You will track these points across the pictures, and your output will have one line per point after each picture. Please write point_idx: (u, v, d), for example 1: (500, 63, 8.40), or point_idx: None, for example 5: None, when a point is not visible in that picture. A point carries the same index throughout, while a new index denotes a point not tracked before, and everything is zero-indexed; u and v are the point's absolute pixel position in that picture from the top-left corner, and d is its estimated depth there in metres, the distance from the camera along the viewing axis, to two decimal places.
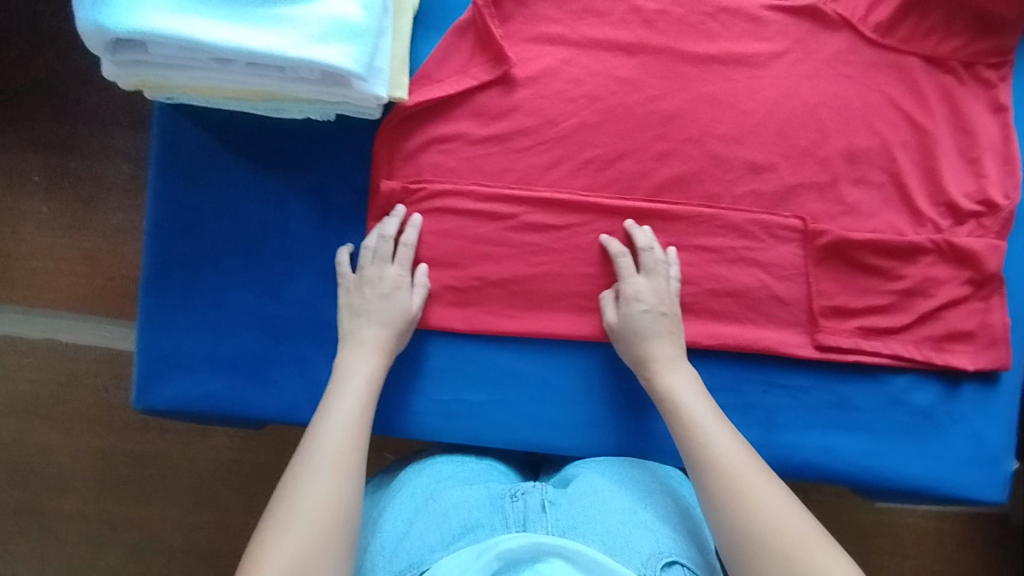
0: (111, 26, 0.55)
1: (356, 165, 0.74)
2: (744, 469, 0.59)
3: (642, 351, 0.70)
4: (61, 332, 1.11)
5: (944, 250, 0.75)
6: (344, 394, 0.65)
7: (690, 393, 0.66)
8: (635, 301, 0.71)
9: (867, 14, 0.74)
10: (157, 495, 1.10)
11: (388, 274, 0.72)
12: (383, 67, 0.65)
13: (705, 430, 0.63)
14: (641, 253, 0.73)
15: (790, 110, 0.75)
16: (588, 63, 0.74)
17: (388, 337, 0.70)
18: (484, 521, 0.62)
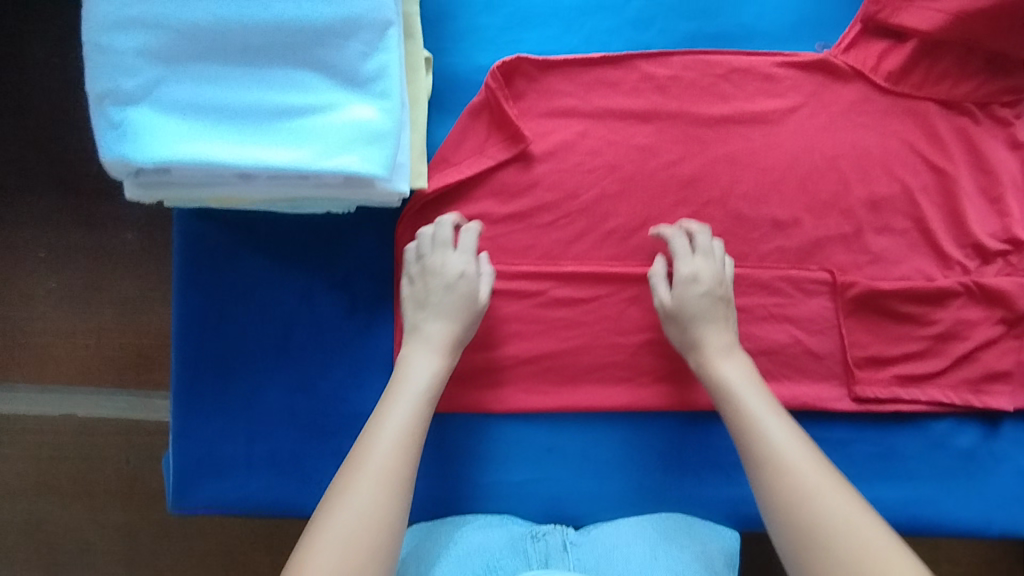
0: (138, 157, 0.55)
1: (380, 253, 0.74)
2: (810, 467, 0.58)
3: (698, 335, 0.68)
4: (79, 407, 1.09)
5: (975, 293, 0.75)
6: (400, 400, 0.63)
7: (748, 387, 0.65)
8: (693, 283, 0.69)
9: (878, 63, 0.74)
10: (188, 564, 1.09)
11: (451, 259, 0.69)
12: (406, 162, 0.65)
13: (768, 424, 0.62)
14: (694, 237, 0.71)
15: (810, 164, 0.74)
16: (603, 133, 0.74)
17: (453, 327, 0.68)
18: (508, 564, 0.67)
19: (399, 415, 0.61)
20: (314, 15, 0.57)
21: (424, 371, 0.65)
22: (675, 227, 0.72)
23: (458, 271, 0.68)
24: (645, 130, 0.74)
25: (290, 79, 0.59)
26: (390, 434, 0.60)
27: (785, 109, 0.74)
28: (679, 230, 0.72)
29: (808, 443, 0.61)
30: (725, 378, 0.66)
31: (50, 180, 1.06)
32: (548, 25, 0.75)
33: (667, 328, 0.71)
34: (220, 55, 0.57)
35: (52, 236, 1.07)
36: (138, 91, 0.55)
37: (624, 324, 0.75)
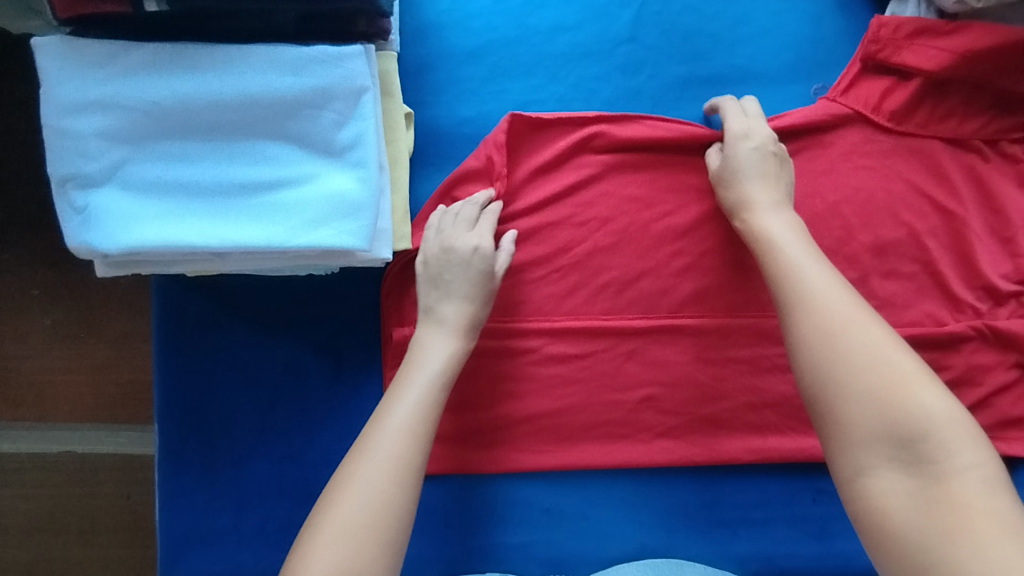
0: (102, 245, 0.53)
1: (366, 314, 0.72)
2: (839, 303, 0.56)
3: (741, 188, 0.67)
4: (75, 443, 0.97)
5: (989, 337, 0.71)
6: (413, 383, 0.60)
7: (788, 236, 0.62)
8: (742, 139, 0.68)
9: (880, 101, 0.72)
10: None
11: (464, 237, 0.66)
12: (387, 228, 0.62)
13: (805, 268, 0.59)
14: (749, 104, 0.71)
15: (810, 209, 0.72)
16: (595, 184, 0.72)
17: (472, 301, 0.65)
18: None
19: (416, 391, 0.59)
20: (282, 86, 0.55)
21: (442, 355, 0.62)
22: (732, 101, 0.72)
23: (474, 245, 0.65)
24: (639, 179, 0.72)
25: (260, 152, 0.56)
26: (397, 418, 0.58)
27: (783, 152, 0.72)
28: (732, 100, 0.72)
29: (837, 275, 0.59)
30: (767, 230, 0.64)
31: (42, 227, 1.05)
32: (534, 75, 0.73)
33: (719, 192, 0.69)
34: (185, 132, 0.55)
35: None
36: (101, 174, 0.53)
37: (622, 379, 0.72)
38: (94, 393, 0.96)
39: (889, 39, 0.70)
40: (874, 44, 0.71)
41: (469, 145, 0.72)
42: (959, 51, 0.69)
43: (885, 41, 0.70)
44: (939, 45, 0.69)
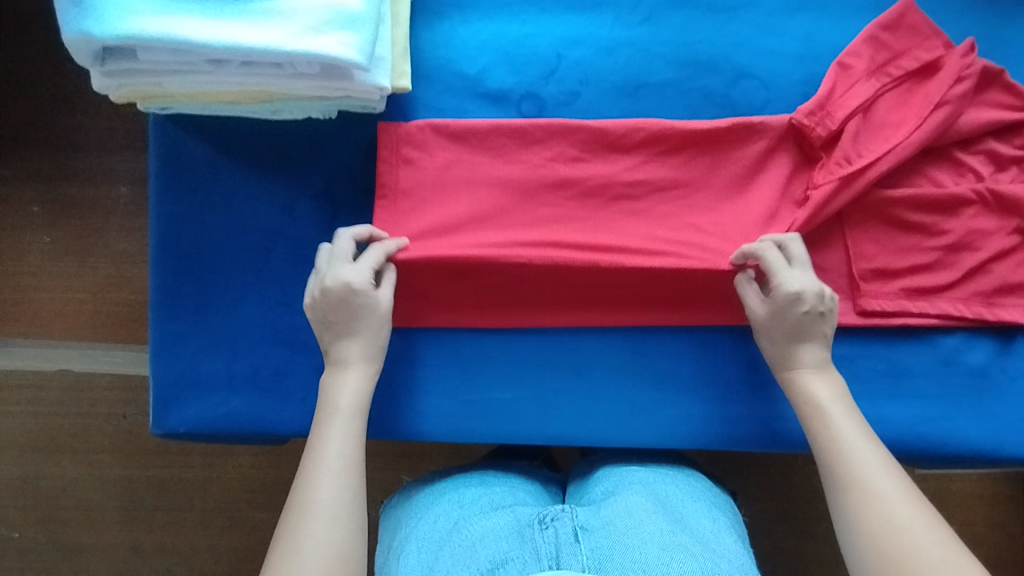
0: (98, 33, 0.53)
1: (364, 162, 0.71)
2: (899, 493, 0.52)
3: (790, 346, 0.63)
4: (72, 361, 1.08)
5: (989, 202, 0.71)
6: (338, 425, 0.58)
7: (838, 405, 0.59)
8: (796, 300, 0.62)
9: (872, 145, 0.67)
10: (183, 518, 1.08)
11: (345, 273, 0.62)
12: (385, 55, 0.61)
13: (858, 445, 0.56)
14: (793, 251, 0.64)
15: (810, 69, 0.71)
16: (597, 39, 0.71)
17: (373, 345, 0.63)
18: (514, 553, 0.57)
19: (340, 429, 0.57)
20: None
21: (352, 391, 0.60)
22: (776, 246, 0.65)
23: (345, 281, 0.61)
24: (640, 35, 0.71)
25: None
26: (330, 460, 0.55)
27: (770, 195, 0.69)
28: (768, 241, 0.65)
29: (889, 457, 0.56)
30: (813, 398, 0.61)
31: (51, 136, 1.09)
32: None
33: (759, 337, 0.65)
34: None
35: (54, 189, 1.09)
36: None
37: None
38: (96, 312, 1.08)
39: (821, 117, 0.68)
40: (809, 118, 0.68)
41: None
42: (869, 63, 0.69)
43: (813, 114, 0.68)
44: (857, 65, 0.69)
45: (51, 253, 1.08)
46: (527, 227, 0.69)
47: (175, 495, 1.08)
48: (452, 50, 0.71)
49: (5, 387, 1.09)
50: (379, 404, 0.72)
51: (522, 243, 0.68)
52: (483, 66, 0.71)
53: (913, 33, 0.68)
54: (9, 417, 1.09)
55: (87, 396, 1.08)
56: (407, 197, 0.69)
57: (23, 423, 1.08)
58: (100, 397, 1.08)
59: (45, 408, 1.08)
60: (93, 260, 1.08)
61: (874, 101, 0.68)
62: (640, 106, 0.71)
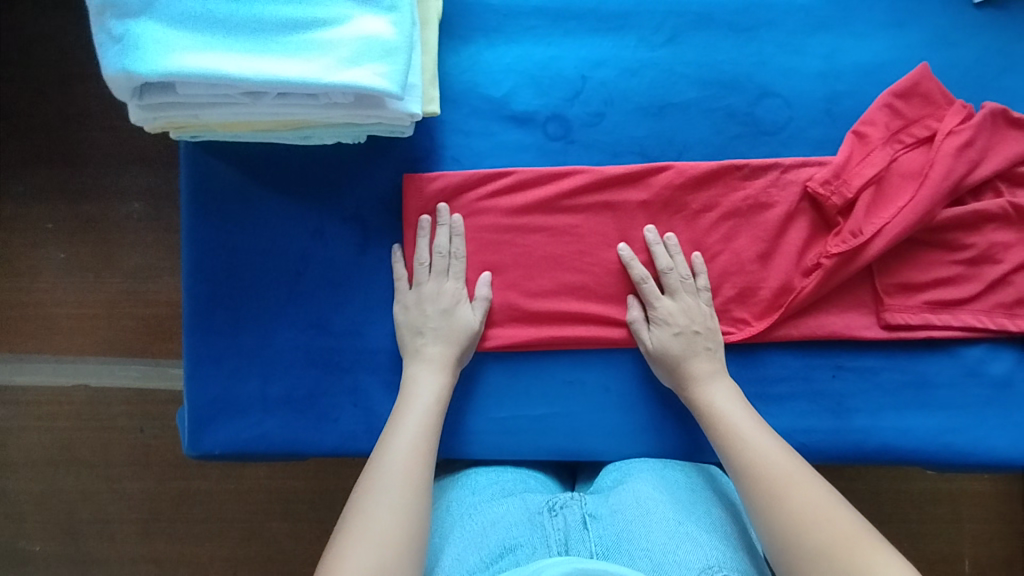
0: (138, 70, 0.54)
1: (390, 186, 0.71)
2: (786, 470, 0.58)
3: (679, 369, 0.68)
4: (91, 377, 1.09)
5: (1011, 218, 0.71)
6: (411, 412, 0.63)
7: (728, 405, 0.65)
8: (666, 325, 0.69)
9: (886, 220, 0.69)
10: (204, 532, 1.09)
11: (449, 288, 0.69)
12: (417, 83, 0.62)
13: (749, 436, 0.62)
14: (663, 275, 0.70)
15: (832, 88, 0.72)
16: (619, 62, 0.72)
17: (452, 354, 0.67)
18: (525, 539, 0.59)
19: (414, 417, 0.62)
20: None
21: (431, 386, 0.65)
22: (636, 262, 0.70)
23: (453, 298, 0.69)
24: (663, 56, 0.72)
25: None
26: (404, 440, 0.60)
27: (787, 257, 0.71)
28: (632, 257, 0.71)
29: (782, 443, 0.61)
30: (707, 401, 0.66)
31: (65, 154, 1.10)
32: None
33: (657, 370, 0.70)
34: None
35: (69, 208, 1.10)
36: (140, 3, 0.54)
37: (640, 247, 0.72)
38: (115, 329, 1.09)
39: (837, 187, 0.69)
40: (823, 187, 0.70)
41: (497, 17, 0.72)
42: (885, 130, 0.70)
43: (829, 183, 0.69)
44: (873, 133, 0.70)
45: (68, 269, 1.09)
46: (546, 297, 0.72)
47: (197, 509, 1.09)
48: (477, 73, 0.72)
49: (24, 404, 1.10)
50: None
51: (544, 326, 0.72)
52: (509, 89, 0.72)
53: (926, 102, 0.70)
54: (27, 432, 1.09)
55: (106, 411, 1.09)
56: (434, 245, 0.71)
57: (42, 439, 1.09)
58: (118, 413, 1.09)
59: (65, 423, 1.09)
60: (111, 277, 1.09)
61: (888, 169, 0.70)
62: (663, 126, 0.72)
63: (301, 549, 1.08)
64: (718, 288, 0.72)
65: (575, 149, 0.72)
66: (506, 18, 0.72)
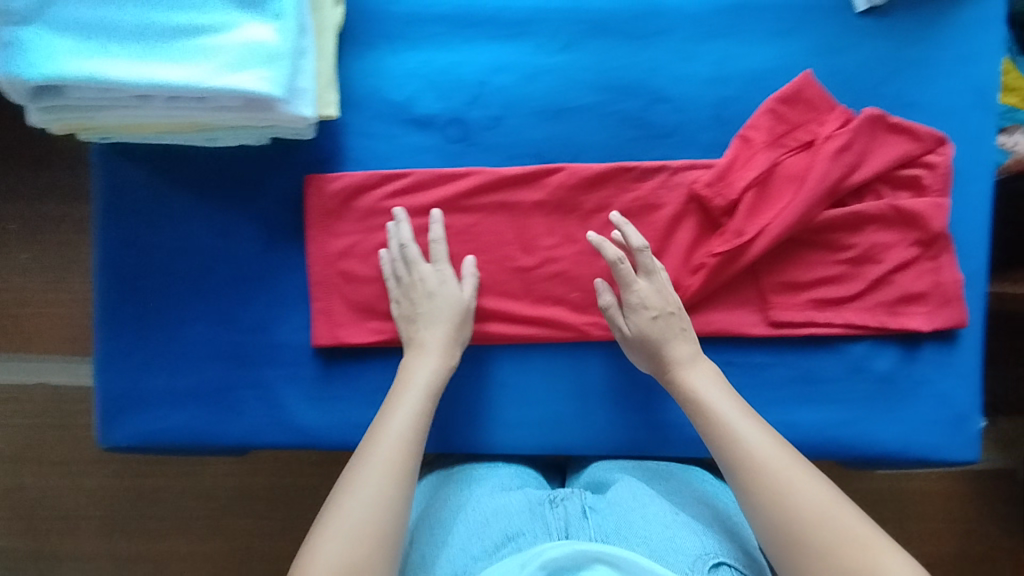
0: (26, 74, 0.57)
1: (292, 186, 0.74)
2: (782, 463, 0.57)
3: (660, 353, 0.68)
4: (52, 375, 1.12)
5: (893, 218, 0.74)
6: (409, 394, 0.65)
7: (712, 393, 0.64)
8: (641, 308, 0.68)
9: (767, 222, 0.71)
10: (160, 527, 1.11)
11: (428, 273, 0.71)
12: (308, 87, 0.65)
13: (739, 425, 0.61)
14: (636, 253, 0.69)
15: (722, 94, 0.74)
16: (516, 68, 0.74)
17: (449, 335, 0.70)
18: (526, 528, 0.62)
19: (403, 406, 0.63)
20: None
21: (425, 374, 0.67)
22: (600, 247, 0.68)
23: (438, 282, 0.71)
24: (558, 62, 0.74)
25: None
26: (396, 428, 0.61)
27: (675, 258, 0.74)
28: (610, 250, 0.68)
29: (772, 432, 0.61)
30: (694, 391, 0.65)
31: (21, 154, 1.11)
32: None
33: (638, 357, 0.70)
34: None
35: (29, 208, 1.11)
36: (29, 11, 0.57)
37: (536, 246, 0.75)
38: (73, 329, 1.12)
39: (719, 189, 0.72)
40: (708, 189, 0.73)
41: (398, 24, 0.74)
42: (768, 134, 0.73)
43: (712, 185, 0.72)
44: (755, 138, 0.73)
45: (28, 269, 1.11)
46: None
47: (151, 505, 1.11)
48: (379, 78, 0.74)
49: None
50: (312, 418, 0.76)
51: None
52: (410, 93, 0.74)
53: (809, 107, 0.73)
54: None
55: (67, 410, 1.11)
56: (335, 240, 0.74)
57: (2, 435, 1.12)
58: (77, 411, 1.12)
59: (24, 420, 1.11)
60: (70, 278, 1.11)
61: (771, 173, 0.73)
62: (559, 129, 0.74)
63: (257, 544, 1.10)
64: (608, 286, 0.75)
65: (474, 151, 0.74)
66: (407, 25, 0.74)
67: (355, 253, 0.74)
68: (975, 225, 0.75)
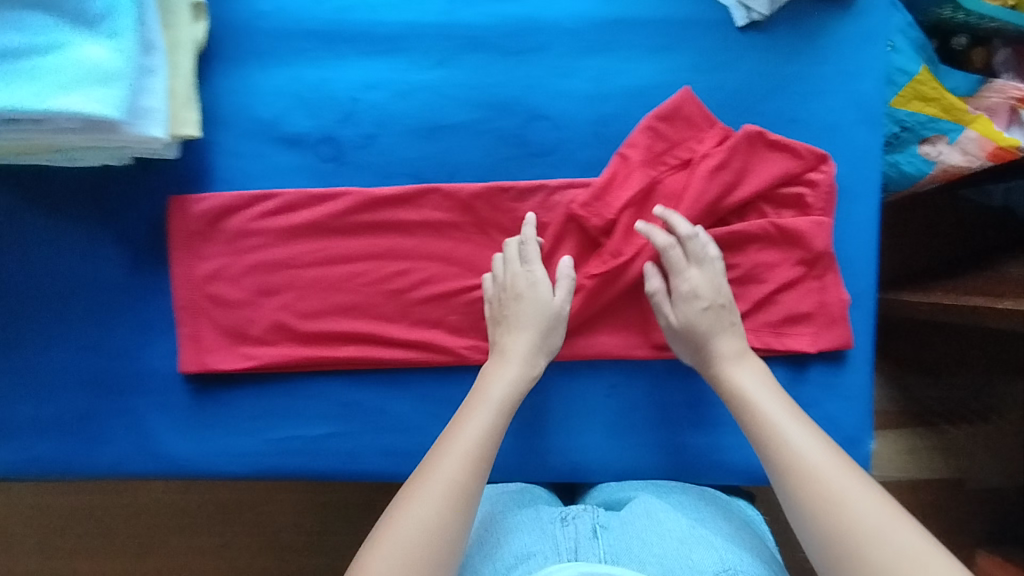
0: None
1: (158, 207, 0.72)
2: (833, 471, 0.54)
3: (706, 346, 0.67)
4: None
5: (776, 237, 0.72)
6: (479, 413, 0.62)
7: (762, 393, 0.62)
8: (692, 297, 0.67)
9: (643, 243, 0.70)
10: (86, 544, 1.10)
11: (517, 275, 0.68)
12: (156, 107, 0.62)
13: (786, 428, 0.58)
14: (685, 241, 0.68)
15: (601, 110, 0.72)
16: (388, 85, 0.72)
17: (531, 343, 0.67)
18: (539, 548, 0.61)
19: (481, 417, 0.61)
20: None
21: (503, 385, 0.64)
22: (649, 232, 0.68)
23: (528, 283, 0.68)
24: (432, 78, 0.72)
25: (14, 19, 0.58)
26: (463, 441, 0.59)
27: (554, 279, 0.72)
28: (660, 241, 0.68)
29: (819, 434, 0.58)
30: (741, 391, 0.63)
31: None
32: None
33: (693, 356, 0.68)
34: None
35: None
36: None
37: (411, 268, 0.73)
38: None
39: (596, 209, 0.70)
40: (585, 209, 0.70)
41: (267, 39, 0.72)
42: (647, 152, 0.70)
43: (589, 205, 0.70)
44: (632, 156, 0.70)
45: None
46: (319, 318, 0.73)
47: (77, 522, 1.10)
48: (247, 95, 0.72)
49: None
50: (184, 447, 0.73)
51: (317, 346, 0.73)
52: (279, 111, 0.72)
53: (688, 125, 0.70)
54: None
55: None
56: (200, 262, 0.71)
57: None
58: None
59: None
60: None
61: (650, 192, 0.71)
62: (435, 147, 0.72)
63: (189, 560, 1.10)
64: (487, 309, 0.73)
65: (347, 170, 0.72)
66: (276, 41, 0.72)
67: (223, 276, 0.72)
68: (863, 242, 0.74)
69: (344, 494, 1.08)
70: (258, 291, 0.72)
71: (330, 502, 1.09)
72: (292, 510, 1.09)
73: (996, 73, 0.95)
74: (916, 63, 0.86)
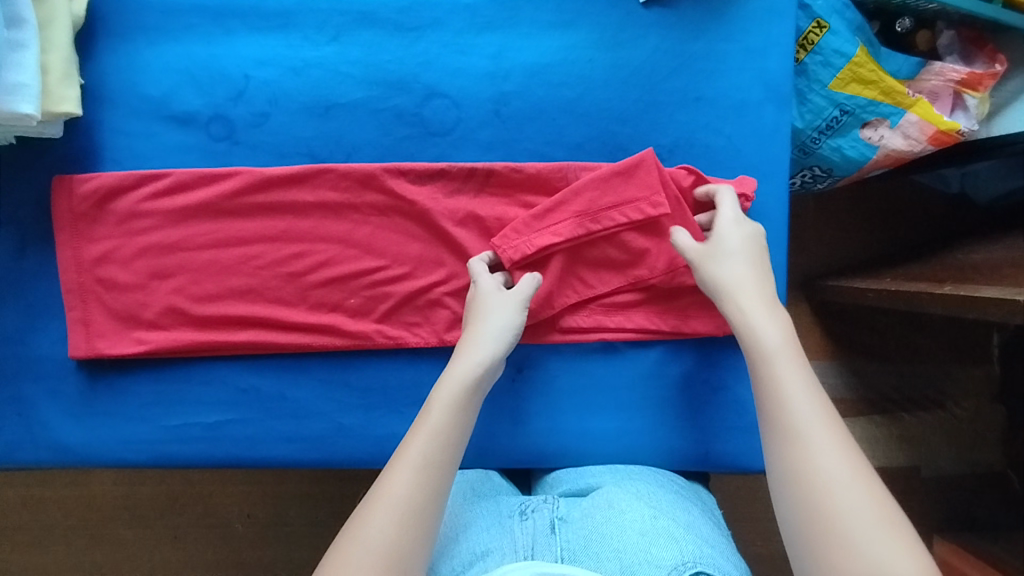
0: None
1: (48, 188, 0.70)
2: (811, 403, 0.54)
3: (733, 275, 0.63)
4: None
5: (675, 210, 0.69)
6: (437, 415, 0.58)
7: (772, 332, 0.59)
8: (737, 227, 0.65)
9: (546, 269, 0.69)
10: (11, 538, 1.08)
11: (482, 276, 0.66)
12: (28, 82, 0.60)
13: (789, 373, 0.56)
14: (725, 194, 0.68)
15: (499, 88, 0.70)
16: (281, 62, 0.70)
17: (495, 335, 0.63)
18: (494, 546, 0.60)
19: (437, 419, 0.57)
20: None
21: (462, 383, 0.60)
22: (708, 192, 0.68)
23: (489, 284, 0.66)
24: (326, 55, 0.70)
25: None
26: (415, 451, 0.56)
27: (452, 261, 0.71)
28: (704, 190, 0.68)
29: (823, 397, 0.55)
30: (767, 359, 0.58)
31: None
32: None
33: (703, 275, 0.64)
34: None
35: None
36: None
37: (307, 249, 0.70)
38: None
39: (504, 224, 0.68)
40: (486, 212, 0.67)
41: (154, 15, 0.70)
42: None
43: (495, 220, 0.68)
44: None
45: None
46: (210, 302, 0.70)
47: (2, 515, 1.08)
48: (134, 73, 0.70)
49: None
50: (75, 436, 0.71)
51: (208, 331, 0.70)
52: (168, 89, 0.70)
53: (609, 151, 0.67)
54: None
55: None
56: (87, 245, 0.69)
57: None
58: None
59: None
60: None
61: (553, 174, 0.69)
62: (330, 126, 0.70)
63: (118, 555, 1.08)
64: (385, 291, 0.70)
65: (239, 150, 0.70)
66: (163, 16, 0.70)
67: (113, 259, 0.70)
68: (774, 223, 0.72)
69: (286, 485, 1.07)
70: (149, 273, 0.70)
71: (278, 492, 1.07)
72: (240, 502, 1.07)
73: (941, 57, 0.91)
74: (853, 45, 0.82)
